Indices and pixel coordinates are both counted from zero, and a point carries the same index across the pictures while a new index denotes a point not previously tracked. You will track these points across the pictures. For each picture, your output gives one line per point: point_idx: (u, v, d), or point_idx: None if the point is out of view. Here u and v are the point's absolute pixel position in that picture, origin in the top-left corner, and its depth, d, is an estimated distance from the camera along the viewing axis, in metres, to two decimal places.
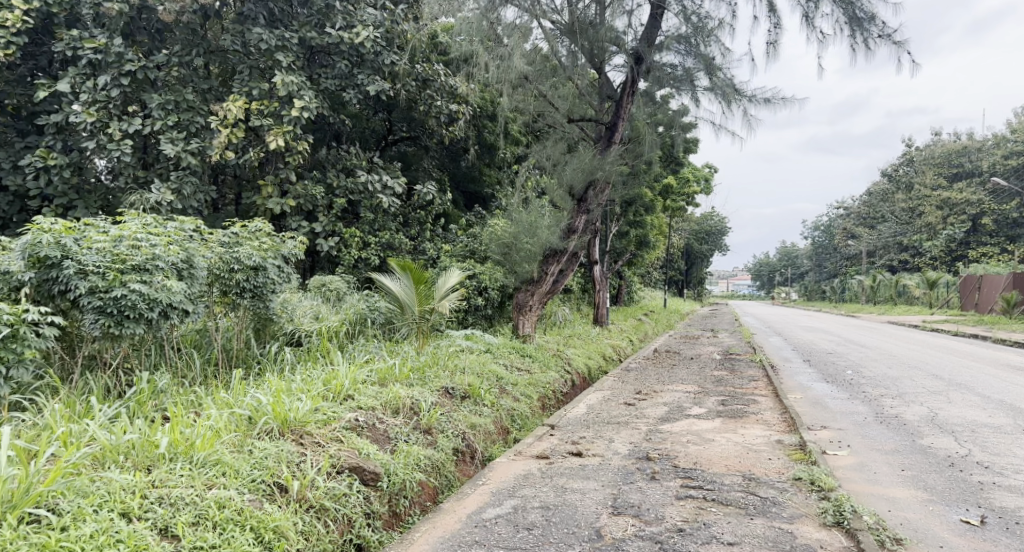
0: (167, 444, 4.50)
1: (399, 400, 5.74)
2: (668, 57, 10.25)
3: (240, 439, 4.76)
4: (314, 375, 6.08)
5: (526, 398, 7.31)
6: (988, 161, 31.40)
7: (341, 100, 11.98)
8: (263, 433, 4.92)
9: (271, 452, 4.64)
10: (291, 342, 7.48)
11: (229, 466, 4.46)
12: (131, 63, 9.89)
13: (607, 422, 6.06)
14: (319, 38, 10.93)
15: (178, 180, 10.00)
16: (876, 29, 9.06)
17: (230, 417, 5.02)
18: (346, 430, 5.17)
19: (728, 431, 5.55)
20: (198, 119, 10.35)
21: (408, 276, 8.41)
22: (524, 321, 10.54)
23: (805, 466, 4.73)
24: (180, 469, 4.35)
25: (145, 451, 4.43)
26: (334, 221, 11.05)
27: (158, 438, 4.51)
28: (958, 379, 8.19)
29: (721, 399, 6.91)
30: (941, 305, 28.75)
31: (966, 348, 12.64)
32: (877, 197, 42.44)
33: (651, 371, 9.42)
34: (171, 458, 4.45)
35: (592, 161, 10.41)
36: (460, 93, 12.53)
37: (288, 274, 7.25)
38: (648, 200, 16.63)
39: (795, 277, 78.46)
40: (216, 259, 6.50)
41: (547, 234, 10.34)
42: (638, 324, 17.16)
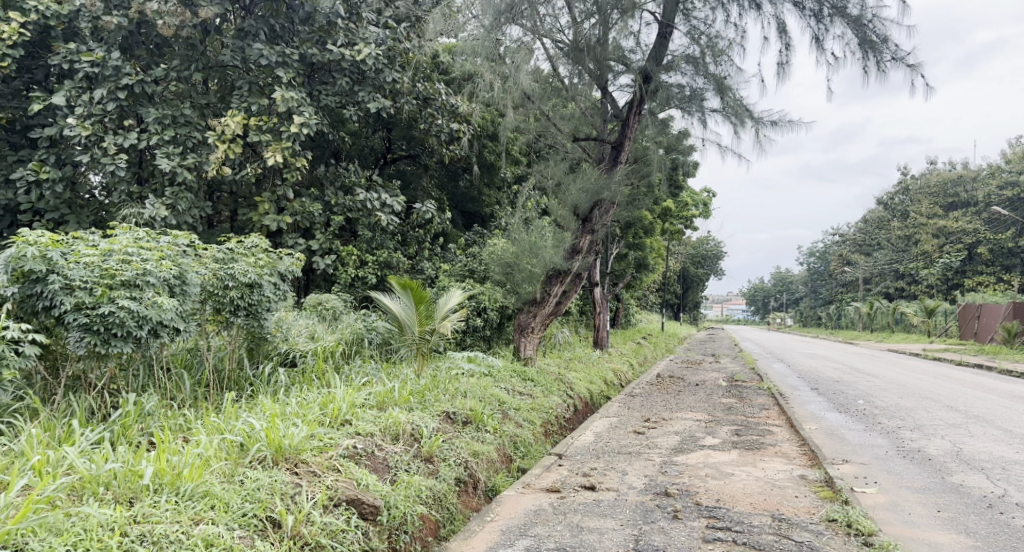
0: (151, 474, 4.19)
1: (399, 426, 5.45)
2: (675, 77, 9.92)
3: (231, 469, 4.46)
4: (309, 398, 5.78)
5: (529, 424, 7.03)
6: (984, 191, 31.43)
7: (340, 117, 11.76)
8: (255, 461, 4.62)
9: (264, 483, 4.34)
10: (285, 363, 7.19)
11: (218, 500, 4.16)
12: (128, 77, 9.68)
13: (617, 453, 5.77)
14: (320, 55, 10.75)
15: (173, 196, 9.74)
16: (889, 52, 8.63)
17: (221, 443, 4.71)
18: (343, 459, 4.87)
19: (747, 465, 5.27)
20: (195, 134, 10.09)
21: (408, 294, 7.99)
22: (525, 342, 10.23)
23: (836, 507, 4.45)
24: (165, 503, 4.04)
25: (128, 482, 4.13)
26: (331, 238, 10.82)
27: (142, 468, 4.21)
28: (975, 412, 7.94)
29: (734, 429, 6.64)
30: (938, 333, 28.57)
31: (973, 378, 12.39)
32: (872, 224, 42.47)
33: (657, 397, 9.15)
34: (155, 490, 4.15)
35: (596, 183, 10.15)
36: (462, 112, 12.33)
37: (285, 292, 6.95)
38: (648, 221, 16.43)
39: (790, 302, 78.50)
40: (210, 275, 6.23)
41: (552, 255, 10.05)
42: (637, 348, 16.89)
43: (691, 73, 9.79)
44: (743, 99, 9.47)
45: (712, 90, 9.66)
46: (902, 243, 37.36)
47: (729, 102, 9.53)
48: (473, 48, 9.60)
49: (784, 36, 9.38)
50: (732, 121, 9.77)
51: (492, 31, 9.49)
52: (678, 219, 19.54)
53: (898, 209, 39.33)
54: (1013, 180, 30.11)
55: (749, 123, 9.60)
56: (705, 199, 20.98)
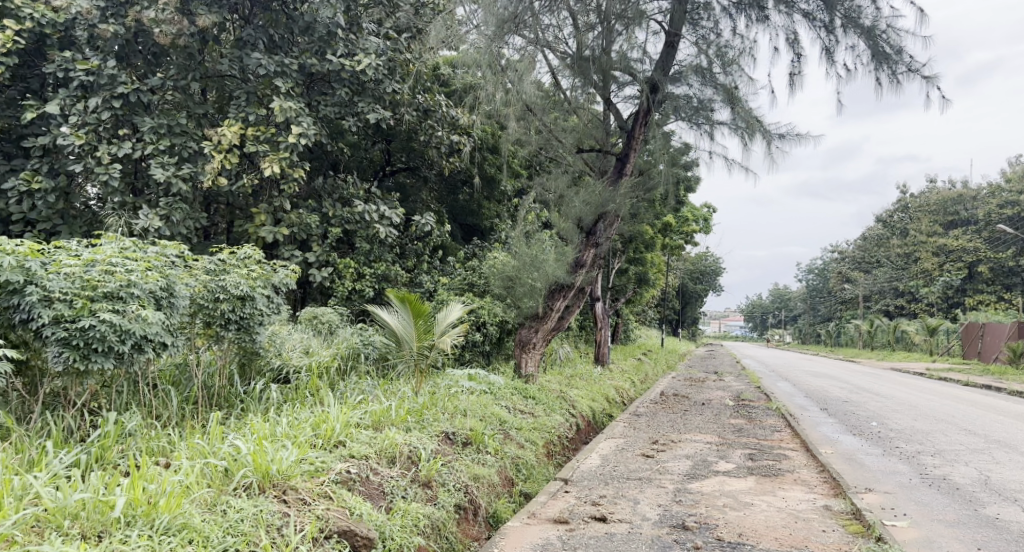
0: (124, 504, 3.89)
1: (396, 448, 5.15)
2: (682, 88, 9.63)
3: (213, 498, 4.16)
4: (301, 417, 5.47)
5: (531, 445, 6.71)
6: (984, 210, 31.24)
7: (339, 128, 11.51)
8: (240, 488, 4.32)
9: (248, 514, 4.05)
10: (278, 379, 6.91)
11: (197, 533, 3.85)
12: (123, 85, 9.43)
13: (627, 478, 5.46)
14: (319, 65, 10.51)
15: (167, 206, 9.48)
16: (903, 65, 8.20)
17: (204, 468, 4.42)
18: (335, 485, 4.57)
19: (766, 494, 4.98)
20: (191, 144, 9.83)
21: (406, 308, 7.66)
22: (526, 359, 9.93)
23: (871, 545, 4.13)
24: (137, 539, 3.73)
25: (98, 514, 3.82)
26: (328, 250, 10.54)
27: (115, 497, 3.90)
28: (995, 437, 7.63)
29: (749, 453, 6.34)
30: (940, 352, 28.26)
31: (985, 400, 12.08)
32: (872, 242, 42.28)
33: (663, 416, 8.84)
34: (128, 522, 3.85)
35: (600, 195, 9.92)
36: (462, 124, 12.12)
37: (278, 305, 6.65)
38: (651, 236, 16.16)
39: (788, 319, 78.22)
40: (199, 287, 5.95)
41: (555, 268, 9.74)
42: (638, 365, 16.58)
43: (699, 83, 9.48)
44: (753, 111, 9.13)
45: (721, 102, 9.31)
46: (902, 261, 37.13)
47: (739, 114, 9.16)
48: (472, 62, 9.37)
49: (795, 46, 8.98)
50: (742, 134, 9.38)
51: (490, 46, 9.22)
52: (679, 234, 19.27)
53: (898, 226, 39.14)
54: (1013, 198, 29.94)
55: (759, 136, 9.21)
56: (706, 214, 20.70)
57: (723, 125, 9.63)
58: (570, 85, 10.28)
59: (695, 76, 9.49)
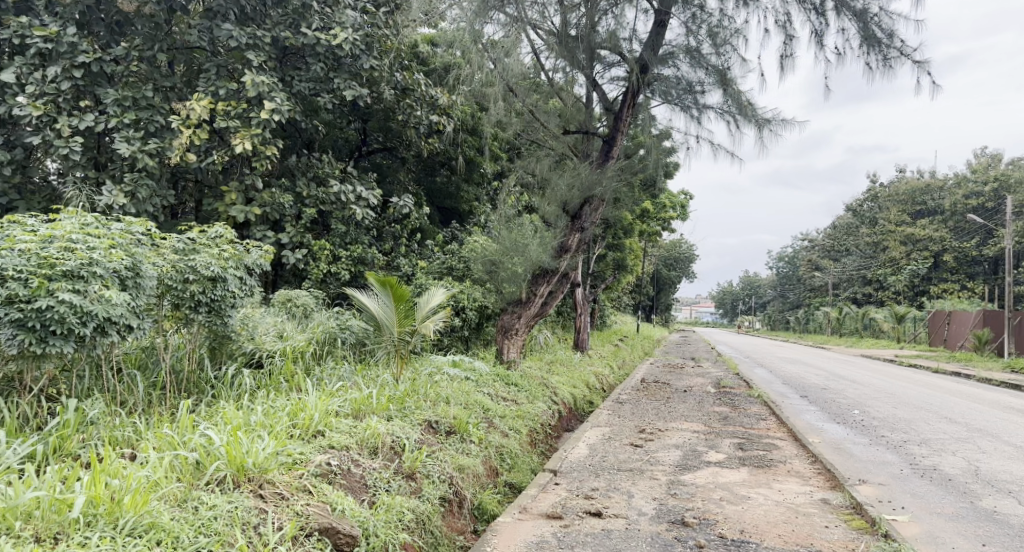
0: (84, 503, 3.65)
1: (378, 438, 4.94)
2: (670, 70, 9.41)
3: (183, 493, 3.93)
4: (277, 405, 5.22)
5: (516, 433, 6.51)
6: (949, 199, 31.58)
7: (314, 105, 11.15)
8: (213, 483, 4.09)
9: (222, 512, 3.83)
10: (251, 363, 6.64)
11: (166, 533, 3.64)
12: (85, 54, 9.04)
13: (618, 470, 5.34)
14: (294, 38, 10.14)
15: (132, 183, 9.11)
16: (896, 49, 8.06)
17: (173, 461, 4.18)
18: (315, 478, 4.34)
19: (761, 487, 4.90)
20: (158, 118, 9.43)
21: (387, 292, 7.34)
22: (509, 345, 9.71)
23: (880, 544, 4.06)
24: (97, 542, 3.50)
25: (54, 515, 3.59)
26: (302, 232, 10.24)
27: (73, 496, 3.66)
28: (978, 425, 7.62)
29: (738, 443, 6.22)
30: (908, 339, 28.57)
31: (959, 387, 12.16)
32: (841, 231, 42.64)
33: (646, 404, 8.70)
34: (88, 523, 3.62)
35: (589, 177, 9.62)
36: (441, 104, 11.85)
37: (251, 287, 6.37)
38: (630, 221, 15.99)
39: (758, 306, 78.99)
40: (168, 267, 5.64)
41: (537, 252, 9.53)
42: (616, 351, 16.45)
43: (688, 65, 9.27)
44: (745, 93, 8.96)
45: (712, 84, 9.13)
46: (870, 250, 37.51)
47: (731, 95, 8.98)
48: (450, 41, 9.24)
49: (786, 28, 8.80)
50: (734, 116, 9.20)
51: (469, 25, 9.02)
52: (656, 220, 19.12)
53: (867, 215, 39.54)
54: (978, 189, 29.84)
55: (751, 120, 9.05)
56: (683, 201, 20.61)
57: (711, 108, 9.47)
58: (554, 66, 10.02)
59: (684, 58, 9.27)
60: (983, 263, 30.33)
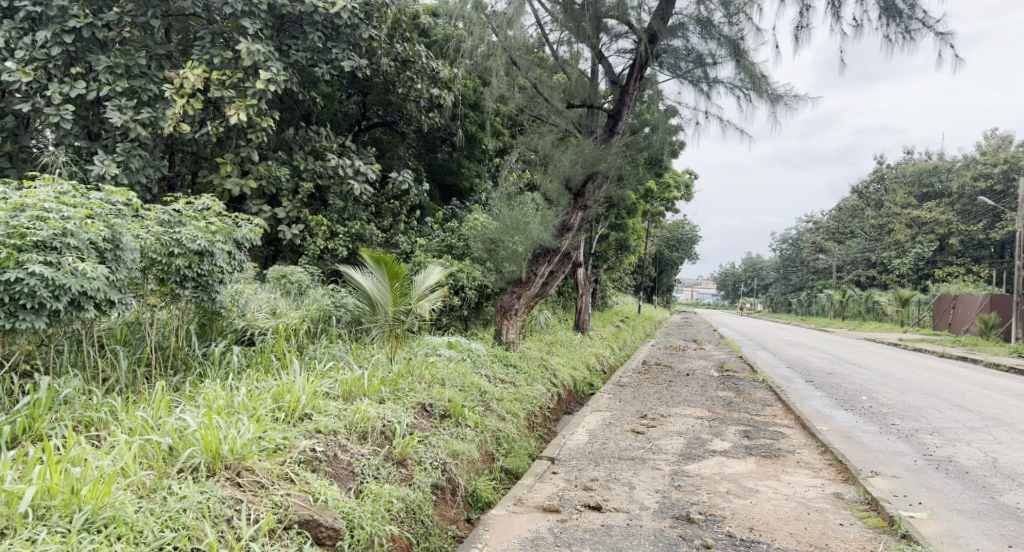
0: (36, 495, 3.49)
1: (368, 422, 4.71)
2: (680, 42, 9.08)
3: (153, 483, 3.78)
4: (262, 386, 4.98)
5: (513, 417, 6.29)
6: (956, 181, 31.10)
7: (312, 77, 10.83)
8: (186, 471, 3.91)
9: (191, 504, 3.66)
10: (241, 341, 6.41)
11: (127, 528, 3.48)
12: (75, 19, 8.74)
13: (619, 459, 5.13)
14: (291, 6, 9.84)
15: (124, 153, 8.85)
16: (917, 20, 7.73)
17: (145, 446, 4.00)
18: (298, 465, 4.15)
19: (770, 479, 4.69)
20: (151, 87, 9.14)
21: (382, 270, 7.05)
22: (508, 326, 9.49)
23: (899, 545, 3.87)
24: (48, 538, 3.35)
25: (6, 506, 3.42)
26: (299, 207, 9.99)
27: (25, 487, 3.49)
28: (991, 414, 7.40)
29: (744, 430, 6.01)
30: (912, 323, 28.27)
31: (967, 374, 11.92)
32: (847, 213, 42.21)
33: (648, 387, 8.49)
34: (42, 516, 3.47)
35: (593, 152, 9.27)
36: (442, 78, 11.53)
37: (241, 262, 6.10)
38: (635, 201, 15.67)
39: (760, 288, 78.68)
40: (151, 240, 5.38)
41: (539, 231, 9.27)
42: (618, 332, 16.21)
43: (699, 36, 8.93)
44: (759, 65, 8.64)
45: (725, 56, 8.80)
46: (875, 232, 37.14)
47: (745, 68, 8.66)
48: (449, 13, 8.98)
49: None
50: (747, 90, 8.88)
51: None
52: (659, 201, 18.79)
53: (873, 198, 39.11)
54: (987, 171, 29.37)
55: (765, 94, 8.74)
56: (688, 181, 20.25)
57: (721, 82, 9.15)
58: (559, 39, 9.72)
59: (695, 29, 8.94)
60: (989, 247, 30.02)
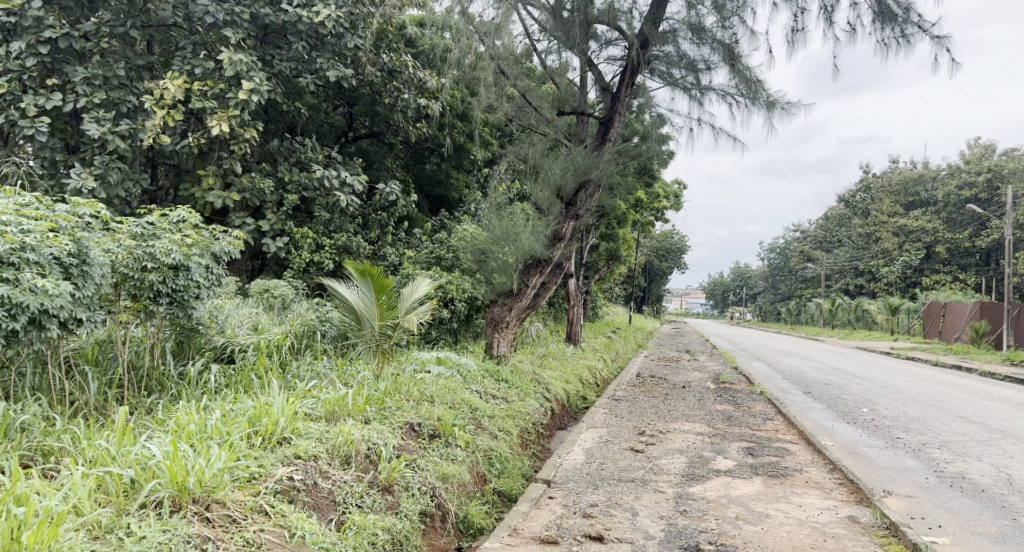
0: None
1: (352, 446, 4.51)
2: (671, 48, 8.88)
3: (109, 521, 3.62)
4: (237, 410, 4.69)
5: (506, 435, 6.02)
6: (941, 190, 31.00)
7: (297, 87, 10.58)
8: (149, 506, 3.74)
9: (151, 545, 3.50)
10: (220, 358, 6.10)
11: None
12: (51, 29, 8.46)
13: (618, 480, 4.91)
14: (275, 16, 9.59)
15: (102, 165, 8.55)
16: (913, 24, 7.55)
17: (104, 478, 3.82)
18: (274, 496, 4.00)
19: (780, 502, 4.51)
20: (130, 98, 8.84)
21: (367, 283, 6.78)
22: (499, 339, 9.25)
23: None
24: None
25: None
26: (284, 219, 9.70)
27: None
28: (996, 426, 7.23)
29: (747, 447, 5.77)
30: (901, 331, 28.18)
31: (964, 383, 11.78)
32: (834, 222, 42.21)
33: (644, 401, 8.26)
34: None
35: (585, 160, 9.06)
36: (430, 88, 11.30)
37: (219, 277, 5.77)
38: (625, 211, 15.47)
39: (748, 297, 78.72)
40: (122, 254, 5.09)
41: (530, 241, 9.01)
42: (610, 343, 15.98)
43: (690, 42, 8.73)
44: (753, 71, 8.45)
45: (719, 61, 8.59)
46: (863, 241, 37.13)
47: (740, 73, 8.45)
48: (437, 23, 8.80)
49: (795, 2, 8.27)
50: (742, 96, 8.68)
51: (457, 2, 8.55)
52: (649, 211, 18.58)
53: (860, 207, 39.13)
54: (971, 179, 29.43)
55: (760, 100, 8.54)
56: (677, 191, 20.05)
57: (713, 89, 8.97)
58: (548, 47, 9.50)
59: (686, 34, 8.71)
60: (975, 255, 30.04)
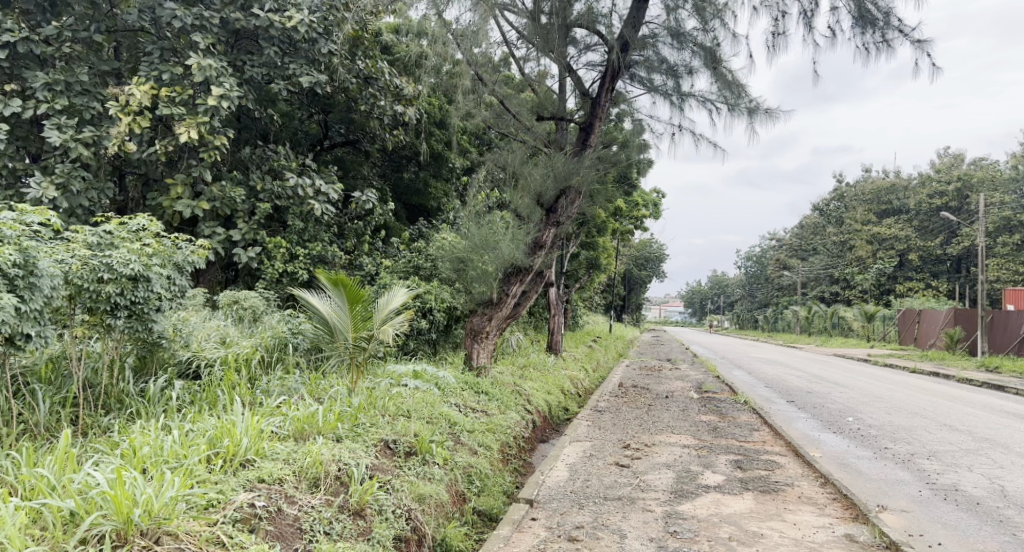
0: None
1: (320, 467, 4.41)
2: (650, 52, 8.75)
3: None
4: (198, 429, 4.58)
5: (486, 450, 5.78)
6: (915, 199, 31.06)
7: (270, 94, 10.29)
8: (90, 541, 3.63)
9: None
10: (185, 374, 5.82)
11: None
12: (9, 33, 8.16)
13: (605, 499, 4.73)
14: (245, 20, 9.29)
15: (64, 174, 8.20)
16: (893, 28, 7.43)
17: (42, 511, 3.70)
18: (233, 526, 3.92)
19: (773, 519, 4.39)
20: (94, 104, 8.51)
21: (340, 293, 6.51)
22: (479, 348, 9.00)
23: None
24: None
25: None
26: (256, 228, 9.42)
27: None
28: (983, 434, 7.13)
29: (735, 460, 5.59)
30: (877, 338, 28.30)
31: (945, 390, 11.73)
32: (809, 230, 42.47)
33: (627, 412, 8.08)
34: None
35: (566, 166, 8.86)
36: (407, 95, 11.07)
37: (182, 288, 5.49)
38: (604, 219, 15.31)
39: (725, 305, 79.13)
40: (76, 265, 4.82)
41: (510, 248, 8.78)
42: (591, 352, 15.80)
43: (670, 47, 8.58)
44: (735, 74, 8.30)
45: (700, 66, 8.45)
46: (837, 249, 37.35)
47: (722, 77, 8.30)
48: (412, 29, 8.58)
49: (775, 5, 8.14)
50: (724, 101, 8.54)
51: (432, 7, 8.33)
52: (629, 219, 18.45)
53: (834, 215, 39.40)
54: (942, 188, 29.70)
55: (741, 105, 8.40)
56: (656, 199, 19.95)
57: (693, 95, 8.85)
58: (526, 55, 9.34)
59: (667, 39, 8.59)
60: (946, 262, 30.36)
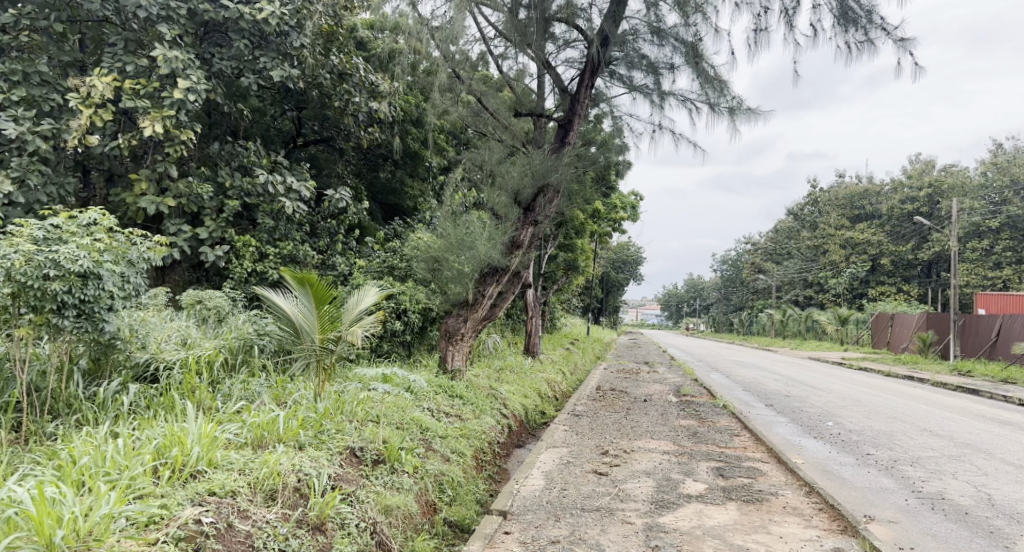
0: None
1: (278, 479, 4.15)
2: (630, 49, 8.60)
3: None
4: (148, 436, 4.32)
5: (459, 457, 5.54)
6: (887, 204, 31.36)
7: (239, 89, 9.96)
8: None
9: None
10: (142, 377, 5.53)
11: None
12: None
13: (583, 510, 4.52)
14: (213, 12, 8.96)
15: (21, 167, 7.83)
16: (875, 27, 7.29)
17: None
18: (176, 544, 3.65)
19: (758, 532, 4.22)
20: (53, 96, 8.15)
21: (307, 292, 6.23)
22: (453, 351, 8.75)
23: None
24: None
25: None
26: (224, 226, 9.10)
27: None
28: (965, 439, 7.02)
29: (719, 467, 5.41)
30: (851, 341, 28.47)
31: (924, 393, 11.66)
32: (784, 234, 42.72)
33: (605, 417, 7.89)
34: None
35: (543, 164, 8.65)
36: (382, 91, 10.79)
37: (138, 285, 5.19)
38: (583, 221, 15.13)
39: (701, 308, 79.59)
40: (20, 261, 4.54)
41: (487, 248, 8.56)
42: (568, 355, 15.60)
43: (651, 44, 8.41)
44: (716, 72, 8.13)
45: (681, 63, 8.29)
46: (811, 253, 37.54)
47: (703, 75, 8.14)
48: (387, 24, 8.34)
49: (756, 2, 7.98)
50: (705, 99, 8.38)
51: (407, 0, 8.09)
52: (606, 221, 18.29)
53: (808, 219, 39.66)
54: (913, 194, 29.90)
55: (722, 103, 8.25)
56: (634, 202, 19.83)
57: (673, 93, 8.69)
58: (504, 52, 9.12)
59: (647, 35, 8.43)
60: (917, 266, 30.63)
